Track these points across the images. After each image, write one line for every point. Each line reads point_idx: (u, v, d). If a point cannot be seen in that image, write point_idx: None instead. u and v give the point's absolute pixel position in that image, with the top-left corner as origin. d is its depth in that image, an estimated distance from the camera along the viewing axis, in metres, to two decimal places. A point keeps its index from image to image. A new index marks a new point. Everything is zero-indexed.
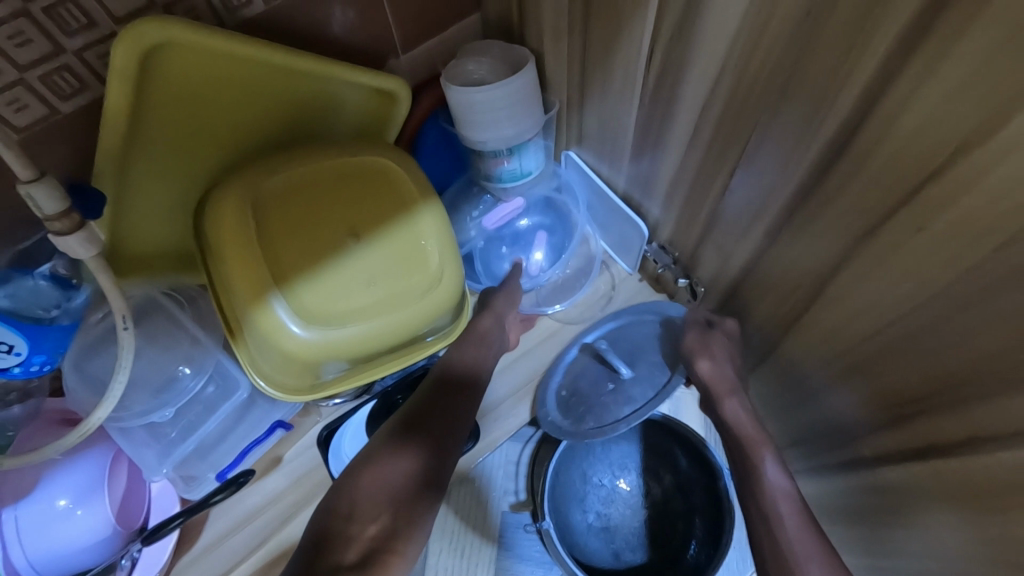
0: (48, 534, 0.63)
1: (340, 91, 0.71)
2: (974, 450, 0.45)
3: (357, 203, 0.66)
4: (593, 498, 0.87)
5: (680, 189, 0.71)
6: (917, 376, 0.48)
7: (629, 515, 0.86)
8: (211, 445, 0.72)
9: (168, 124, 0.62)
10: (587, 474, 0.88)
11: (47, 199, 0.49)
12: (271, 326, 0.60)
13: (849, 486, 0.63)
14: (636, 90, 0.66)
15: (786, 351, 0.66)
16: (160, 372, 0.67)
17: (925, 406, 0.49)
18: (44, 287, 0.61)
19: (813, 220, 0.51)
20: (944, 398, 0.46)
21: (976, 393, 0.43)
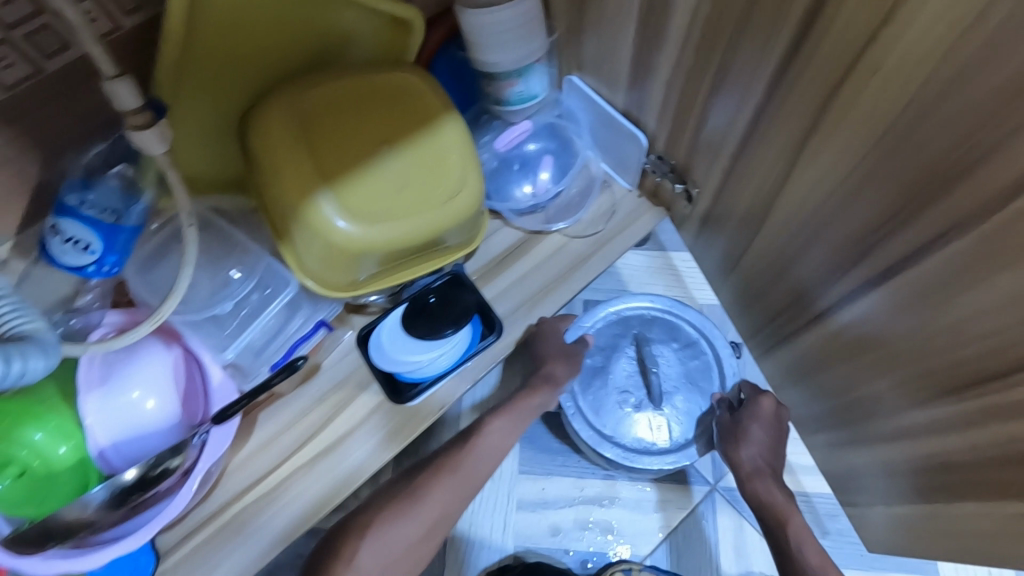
0: (129, 424, 0.70)
1: (364, 20, 0.78)
2: (916, 278, 0.54)
3: (387, 118, 0.73)
4: None
5: (671, 99, 0.78)
6: (873, 218, 0.56)
7: None
8: (263, 343, 0.79)
9: (215, 43, 0.68)
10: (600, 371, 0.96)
11: (126, 95, 0.56)
12: (318, 220, 0.68)
13: (826, 343, 0.72)
14: (630, 5, 0.73)
15: (768, 235, 0.74)
16: (218, 277, 0.77)
17: (877, 248, 0.57)
18: (110, 194, 0.67)
19: (786, 98, 0.59)
20: (894, 234, 0.55)
21: (916, 224, 0.52)
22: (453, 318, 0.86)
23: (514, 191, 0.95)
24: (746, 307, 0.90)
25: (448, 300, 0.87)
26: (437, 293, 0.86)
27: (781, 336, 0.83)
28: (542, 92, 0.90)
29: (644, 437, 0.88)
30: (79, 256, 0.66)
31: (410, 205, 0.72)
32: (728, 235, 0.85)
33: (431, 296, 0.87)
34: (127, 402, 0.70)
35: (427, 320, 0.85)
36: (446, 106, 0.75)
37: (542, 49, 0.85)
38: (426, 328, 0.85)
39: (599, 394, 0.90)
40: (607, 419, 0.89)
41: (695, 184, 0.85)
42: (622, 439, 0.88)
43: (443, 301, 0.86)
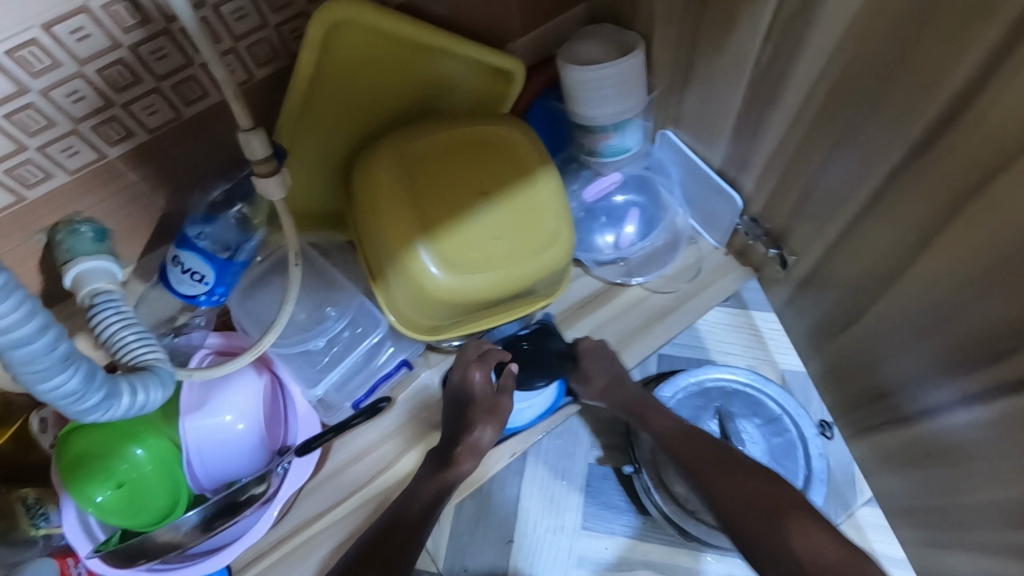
0: (220, 443, 0.73)
1: (470, 70, 0.81)
2: None
3: (486, 167, 0.74)
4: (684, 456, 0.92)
5: (777, 163, 0.76)
6: (1008, 317, 0.52)
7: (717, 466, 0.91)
8: (347, 378, 0.81)
9: (334, 90, 0.72)
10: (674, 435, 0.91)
11: (258, 145, 0.59)
12: (415, 267, 0.69)
13: (930, 440, 0.67)
14: (744, 70, 0.72)
15: (872, 314, 0.71)
16: (312, 313, 0.78)
17: (1007, 350, 0.53)
18: (228, 230, 0.71)
19: (917, 179, 0.57)
20: None
21: None
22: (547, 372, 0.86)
23: (597, 241, 0.95)
24: (836, 383, 0.85)
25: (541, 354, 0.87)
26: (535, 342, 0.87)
27: (876, 419, 0.78)
28: (636, 145, 0.90)
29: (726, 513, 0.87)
30: (193, 285, 0.70)
31: (503, 256, 0.73)
32: (825, 307, 0.81)
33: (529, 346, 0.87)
34: (220, 425, 0.73)
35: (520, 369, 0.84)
36: (544, 159, 0.75)
37: (639, 106, 0.85)
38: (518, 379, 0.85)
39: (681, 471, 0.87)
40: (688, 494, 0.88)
41: (792, 251, 0.82)
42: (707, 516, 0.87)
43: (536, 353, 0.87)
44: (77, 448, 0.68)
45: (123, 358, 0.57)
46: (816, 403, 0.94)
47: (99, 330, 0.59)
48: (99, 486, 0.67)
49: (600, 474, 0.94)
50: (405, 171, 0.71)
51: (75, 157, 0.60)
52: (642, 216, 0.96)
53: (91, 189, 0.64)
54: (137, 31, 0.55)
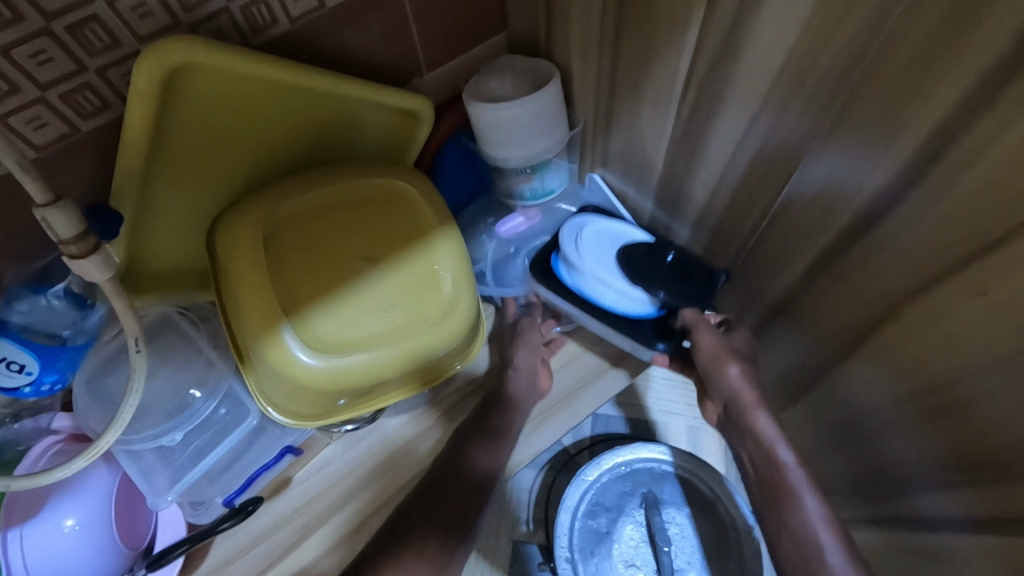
0: (53, 554, 0.61)
1: (365, 112, 0.70)
2: None
3: (371, 232, 0.66)
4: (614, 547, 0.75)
5: (708, 222, 0.68)
6: (974, 442, 0.43)
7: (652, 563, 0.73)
8: (221, 469, 0.71)
9: (189, 141, 0.61)
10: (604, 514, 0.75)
11: (61, 224, 0.48)
12: (282, 356, 0.58)
13: (875, 552, 0.59)
14: (665, 122, 0.63)
15: (810, 401, 0.62)
16: (172, 394, 0.66)
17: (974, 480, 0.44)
18: (58, 306, 0.60)
19: (853, 270, 0.48)
20: (1003, 472, 0.41)
21: None
22: (693, 294, 0.66)
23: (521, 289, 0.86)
24: None
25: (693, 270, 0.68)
26: (671, 265, 0.68)
27: None
28: (561, 186, 0.81)
29: None
30: (12, 378, 0.59)
31: (392, 332, 0.63)
32: None
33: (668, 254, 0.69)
34: (54, 538, 0.62)
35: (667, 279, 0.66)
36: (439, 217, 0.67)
37: (560, 146, 0.75)
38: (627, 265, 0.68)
39: (600, 565, 0.72)
40: None
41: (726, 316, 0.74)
42: None
43: (690, 267, 0.67)
44: None
45: None
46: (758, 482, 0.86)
47: None
48: None
49: (524, 555, 0.85)
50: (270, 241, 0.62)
51: None
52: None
53: None
54: None
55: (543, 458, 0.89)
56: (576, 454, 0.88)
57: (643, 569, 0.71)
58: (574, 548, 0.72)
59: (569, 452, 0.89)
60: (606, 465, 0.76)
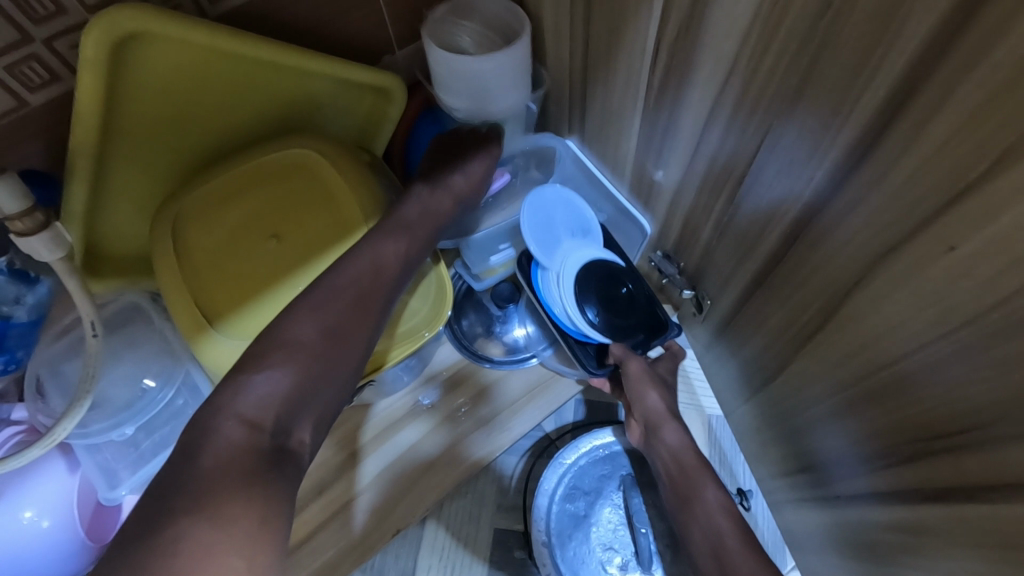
0: (13, 547, 0.60)
1: (332, 89, 0.69)
2: (1000, 503, 0.39)
3: (300, 217, 0.62)
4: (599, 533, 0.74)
5: (685, 197, 0.67)
6: (946, 409, 0.42)
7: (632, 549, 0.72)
8: None
9: (143, 117, 0.59)
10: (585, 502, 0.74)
11: (6, 198, 0.46)
12: (215, 359, 0.57)
13: (855, 528, 0.57)
14: (640, 89, 0.62)
15: (788, 375, 0.61)
16: (127, 386, 0.64)
17: (947, 447, 0.43)
18: (1, 282, 0.58)
19: (827, 234, 0.47)
20: (976, 439, 0.40)
21: (1006, 436, 0.37)
22: (624, 330, 0.71)
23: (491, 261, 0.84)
24: (761, 444, 0.75)
25: (642, 309, 0.72)
26: (622, 297, 0.71)
27: (797, 488, 0.69)
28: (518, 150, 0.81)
29: None
30: None
31: None
32: (741, 358, 0.71)
33: (625, 283, 0.72)
34: (15, 526, 0.61)
35: (602, 302, 0.70)
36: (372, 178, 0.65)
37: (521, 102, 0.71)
38: (586, 272, 0.71)
39: (579, 551, 0.71)
40: None
41: (707, 293, 0.73)
42: None
43: (637, 305, 0.71)
44: None
45: None
46: (743, 472, 0.83)
47: None
48: None
49: (505, 542, 0.84)
50: (202, 227, 0.61)
51: None
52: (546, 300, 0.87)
53: None
54: None
55: (524, 445, 0.88)
56: (557, 439, 0.87)
57: (623, 553, 0.71)
58: (552, 537, 0.71)
59: (550, 438, 0.88)
60: (582, 450, 0.74)
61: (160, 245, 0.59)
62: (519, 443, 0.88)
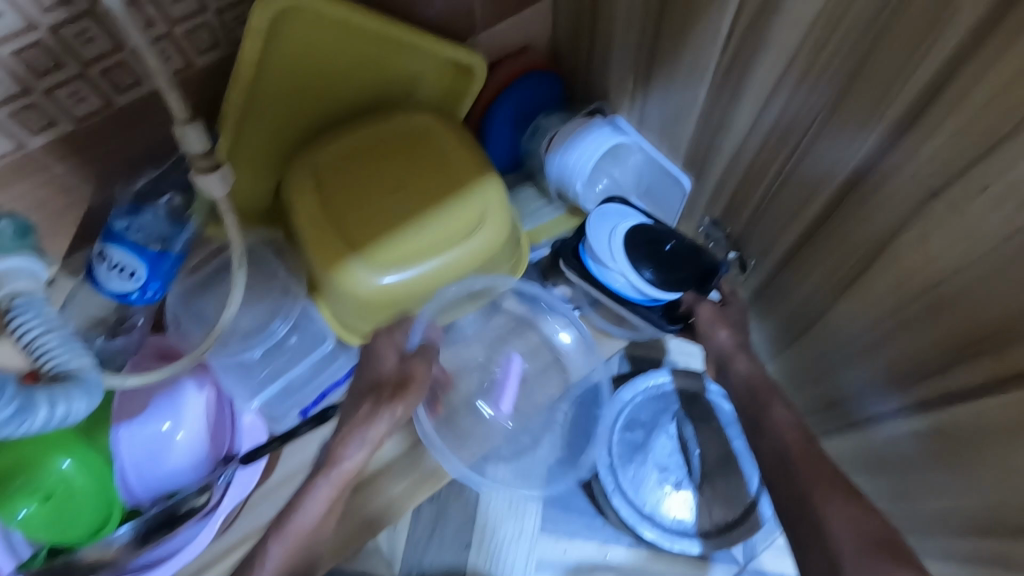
0: (151, 452, 0.70)
1: (430, 66, 0.78)
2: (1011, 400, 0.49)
3: (418, 172, 0.73)
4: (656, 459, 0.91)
5: (738, 167, 0.76)
6: (971, 327, 0.52)
7: (683, 471, 0.91)
8: (297, 388, 0.78)
9: (281, 82, 0.68)
10: (647, 434, 0.92)
11: (195, 140, 0.55)
12: (352, 285, 0.68)
13: (882, 446, 0.68)
14: (705, 72, 0.71)
15: (828, 319, 0.71)
16: (258, 319, 0.75)
17: (975, 358, 0.52)
18: (159, 219, 0.67)
19: (875, 189, 0.57)
20: (994, 348, 0.50)
21: (1018, 342, 0.47)
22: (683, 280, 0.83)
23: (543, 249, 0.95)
24: (797, 388, 0.84)
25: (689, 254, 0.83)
26: (669, 252, 0.83)
27: (828, 423, 0.79)
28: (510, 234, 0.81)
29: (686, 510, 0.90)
30: (123, 282, 0.66)
31: (440, 245, 0.71)
32: (782, 311, 0.81)
33: (667, 241, 0.83)
34: (157, 435, 0.70)
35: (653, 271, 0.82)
36: (471, 143, 0.75)
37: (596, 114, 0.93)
38: (632, 238, 0.83)
39: (637, 472, 0.90)
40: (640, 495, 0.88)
41: (751, 255, 0.83)
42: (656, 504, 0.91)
43: (682, 255, 0.83)
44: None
45: (45, 367, 0.53)
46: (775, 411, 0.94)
47: (21, 336, 0.55)
48: (24, 499, 0.64)
49: None
50: (332, 177, 0.71)
51: None
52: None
53: (12, 182, 0.60)
54: (60, 13, 0.52)
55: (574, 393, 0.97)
56: (604, 388, 0.96)
57: (674, 470, 0.90)
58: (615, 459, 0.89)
59: (598, 388, 0.97)
60: (641, 388, 0.93)
61: (299, 191, 0.69)
62: (569, 392, 0.97)
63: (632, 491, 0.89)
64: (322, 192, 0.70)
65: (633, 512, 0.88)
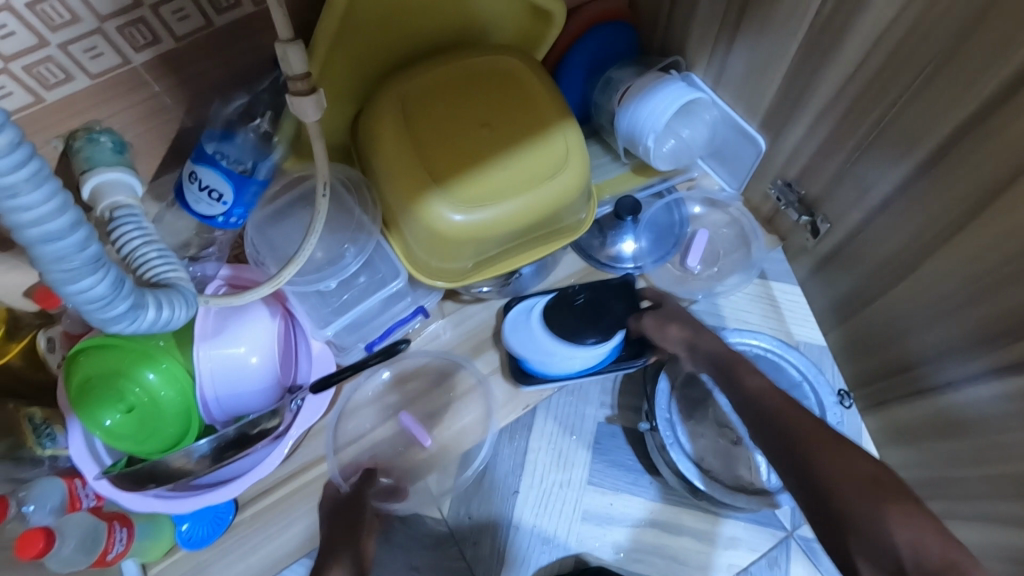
0: (228, 372, 0.72)
1: (514, 7, 0.77)
2: None
3: (500, 113, 0.73)
4: (716, 417, 0.87)
5: (823, 126, 0.75)
6: None
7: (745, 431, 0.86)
8: (363, 322, 0.81)
9: (372, 11, 0.68)
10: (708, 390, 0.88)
11: (297, 60, 0.56)
12: (433, 219, 0.69)
13: (953, 411, 0.68)
14: (802, 22, 0.69)
15: (909, 282, 0.70)
16: (331, 250, 0.76)
17: None
18: (247, 146, 0.68)
19: (989, 139, 0.55)
20: None
21: None
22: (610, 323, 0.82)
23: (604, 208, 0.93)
24: (862, 355, 0.84)
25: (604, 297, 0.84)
26: (584, 305, 0.83)
27: (894, 390, 0.79)
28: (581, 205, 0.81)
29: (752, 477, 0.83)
30: (211, 205, 0.68)
31: (519, 187, 0.71)
32: (854, 276, 0.80)
33: (577, 296, 0.84)
34: (233, 356, 0.72)
35: (583, 323, 0.82)
36: (552, 87, 0.75)
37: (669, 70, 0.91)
38: (555, 326, 0.82)
39: (697, 428, 0.86)
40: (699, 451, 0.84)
41: (827, 218, 0.81)
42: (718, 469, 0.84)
43: (598, 301, 0.84)
44: (85, 370, 0.66)
45: (142, 276, 0.54)
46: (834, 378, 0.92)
47: (118, 244, 0.55)
48: (108, 409, 0.65)
49: (609, 432, 0.94)
50: (417, 111, 0.71)
51: (97, 60, 0.58)
52: (656, 217, 0.95)
53: (115, 96, 0.62)
54: None
55: None
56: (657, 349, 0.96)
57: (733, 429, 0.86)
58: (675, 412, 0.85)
59: None
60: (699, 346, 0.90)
61: (385, 123, 0.70)
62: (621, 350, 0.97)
63: (692, 446, 0.84)
64: (408, 125, 0.70)
65: (691, 466, 0.83)
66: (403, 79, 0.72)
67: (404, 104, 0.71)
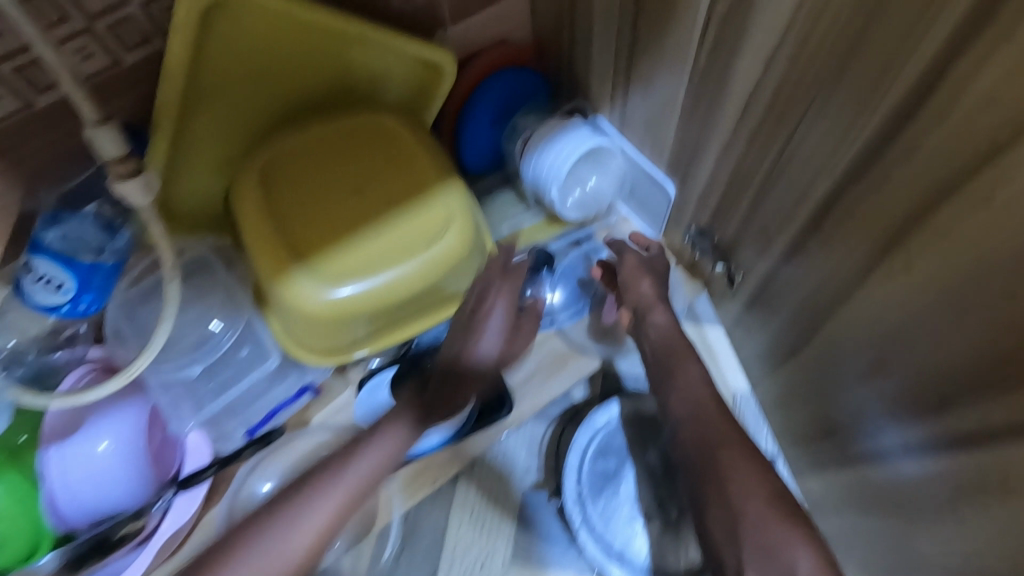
0: (86, 472, 0.65)
1: (397, 64, 0.72)
2: (1009, 452, 0.44)
3: (374, 176, 0.68)
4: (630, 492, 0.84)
5: (722, 174, 0.70)
6: (971, 360, 0.46)
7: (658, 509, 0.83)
8: (245, 404, 0.73)
9: (227, 78, 0.64)
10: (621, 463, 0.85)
11: (108, 143, 0.50)
12: (296, 296, 0.62)
13: (874, 484, 0.62)
14: (683, 69, 0.65)
15: (820, 341, 0.65)
16: (197, 330, 0.72)
17: (976, 394, 0.46)
18: (89, 227, 0.63)
19: (868, 198, 0.50)
20: (995, 389, 0.44)
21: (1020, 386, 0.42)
22: None
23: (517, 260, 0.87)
24: (789, 413, 0.78)
25: None
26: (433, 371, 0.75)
27: (821, 452, 0.73)
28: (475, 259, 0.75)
29: (665, 558, 0.80)
30: (51, 295, 0.61)
31: (393, 256, 0.65)
32: (772, 329, 0.75)
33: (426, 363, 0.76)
34: (91, 453, 0.65)
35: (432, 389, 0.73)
36: (432, 147, 0.69)
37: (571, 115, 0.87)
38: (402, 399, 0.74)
39: (608, 505, 0.82)
40: (610, 533, 0.80)
41: (740, 267, 0.76)
42: (630, 552, 0.80)
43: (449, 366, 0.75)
44: None
45: None
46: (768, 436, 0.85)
47: None
48: None
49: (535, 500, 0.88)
50: (281, 179, 0.66)
51: None
52: (574, 267, 0.89)
53: None
54: None
55: (553, 411, 0.91)
56: (584, 407, 0.90)
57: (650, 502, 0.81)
58: (584, 488, 0.82)
59: (577, 405, 0.91)
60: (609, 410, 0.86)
61: (244, 194, 0.64)
62: (547, 410, 0.90)
63: (601, 529, 0.81)
64: (269, 195, 0.65)
65: (601, 550, 0.80)
66: (269, 147, 0.67)
67: (269, 172, 0.66)
